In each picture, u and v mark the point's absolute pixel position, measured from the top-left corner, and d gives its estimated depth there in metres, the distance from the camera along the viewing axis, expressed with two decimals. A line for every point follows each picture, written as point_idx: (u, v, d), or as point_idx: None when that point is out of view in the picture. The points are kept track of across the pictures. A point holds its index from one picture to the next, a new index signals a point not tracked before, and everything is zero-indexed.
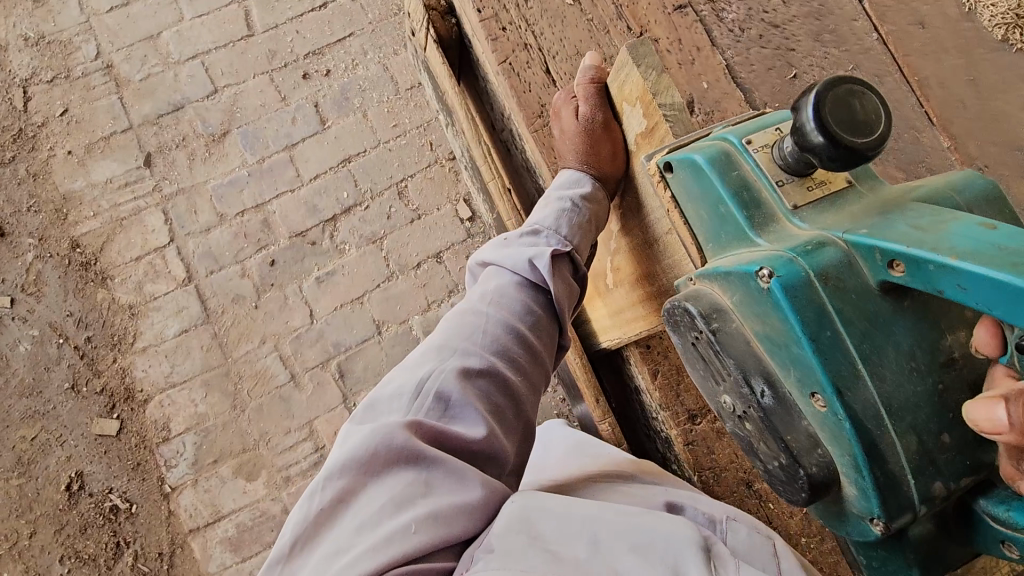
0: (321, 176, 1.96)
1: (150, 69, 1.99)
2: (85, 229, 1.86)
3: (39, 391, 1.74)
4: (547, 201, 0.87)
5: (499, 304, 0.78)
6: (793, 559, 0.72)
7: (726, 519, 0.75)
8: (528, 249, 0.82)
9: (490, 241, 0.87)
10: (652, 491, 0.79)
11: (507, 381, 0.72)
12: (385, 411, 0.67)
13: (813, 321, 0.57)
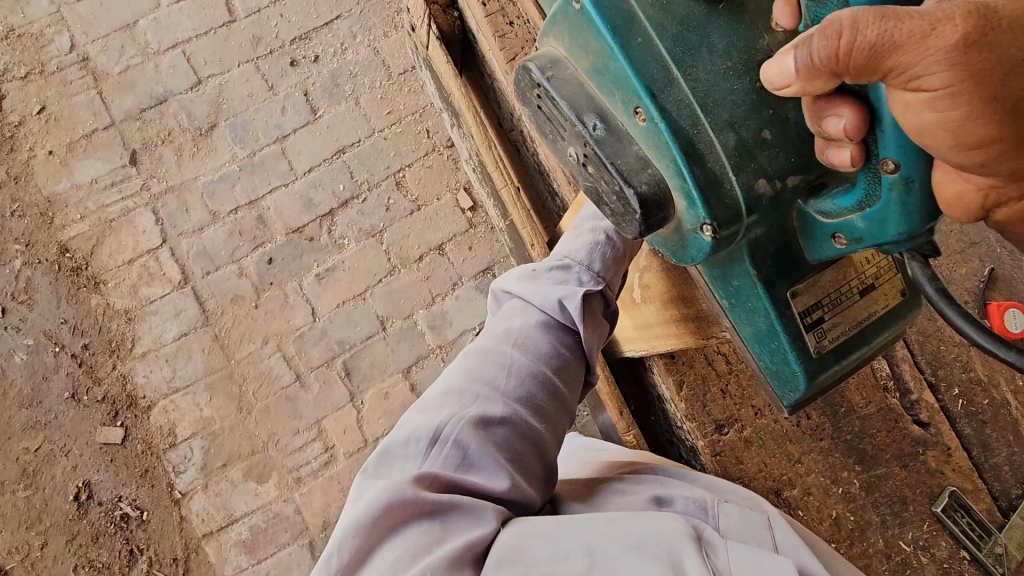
0: (316, 169, 1.90)
1: (128, 61, 1.90)
2: (74, 232, 1.79)
3: (39, 400, 1.70)
4: (578, 230, 0.84)
5: (521, 343, 0.75)
6: (790, 531, 0.67)
7: (718, 502, 0.68)
8: (558, 286, 0.79)
9: (516, 270, 0.83)
10: (643, 484, 0.73)
11: (529, 425, 0.69)
12: (401, 458, 0.65)
13: (621, 27, 0.63)
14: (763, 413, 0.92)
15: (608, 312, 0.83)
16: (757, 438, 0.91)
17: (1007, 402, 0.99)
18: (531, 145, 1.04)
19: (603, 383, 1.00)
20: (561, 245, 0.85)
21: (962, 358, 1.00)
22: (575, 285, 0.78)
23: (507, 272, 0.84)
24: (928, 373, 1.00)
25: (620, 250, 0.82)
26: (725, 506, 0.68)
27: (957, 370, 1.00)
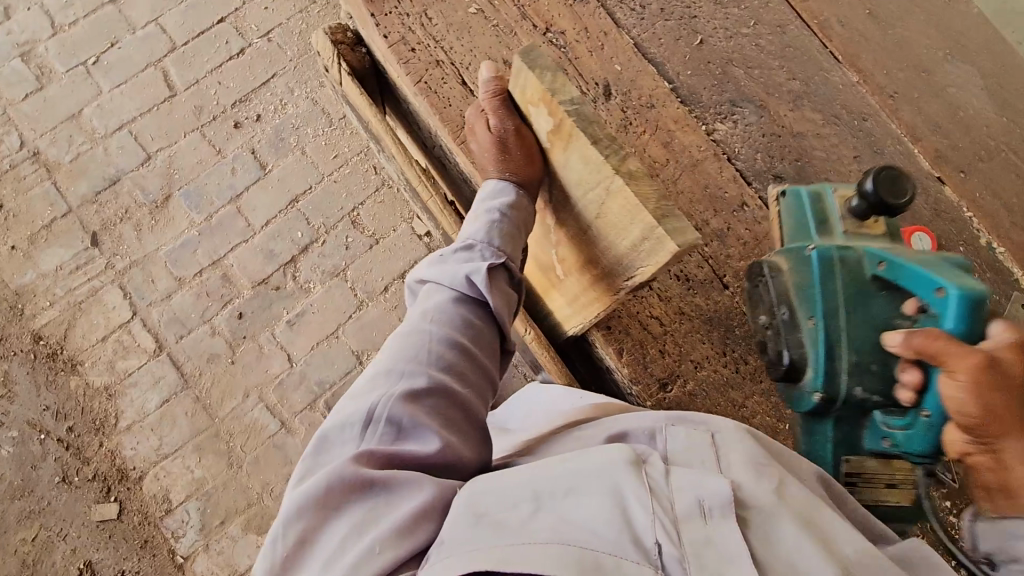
0: (272, 221, 1.96)
1: (78, 148, 1.97)
2: (45, 320, 1.83)
3: (30, 489, 1.71)
4: (474, 214, 0.90)
5: (439, 320, 0.80)
6: (738, 434, 0.69)
7: (665, 426, 0.71)
8: (468, 263, 0.84)
9: (427, 258, 0.89)
10: (598, 427, 0.75)
11: (456, 395, 0.74)
12: (339, 442, 0.69)
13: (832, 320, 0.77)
14: (702, 366, 0.98)
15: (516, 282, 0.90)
16: (702, 391, 0.97)
17: None
18: (450, 157, 1.11)
19: (548, 361, 1.05)
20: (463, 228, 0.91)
21: None
22: (482, 261, 0.84)
23: (419, 263, 0.90)
24: None
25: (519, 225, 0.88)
26: (671, 430, 0.70)
27: None
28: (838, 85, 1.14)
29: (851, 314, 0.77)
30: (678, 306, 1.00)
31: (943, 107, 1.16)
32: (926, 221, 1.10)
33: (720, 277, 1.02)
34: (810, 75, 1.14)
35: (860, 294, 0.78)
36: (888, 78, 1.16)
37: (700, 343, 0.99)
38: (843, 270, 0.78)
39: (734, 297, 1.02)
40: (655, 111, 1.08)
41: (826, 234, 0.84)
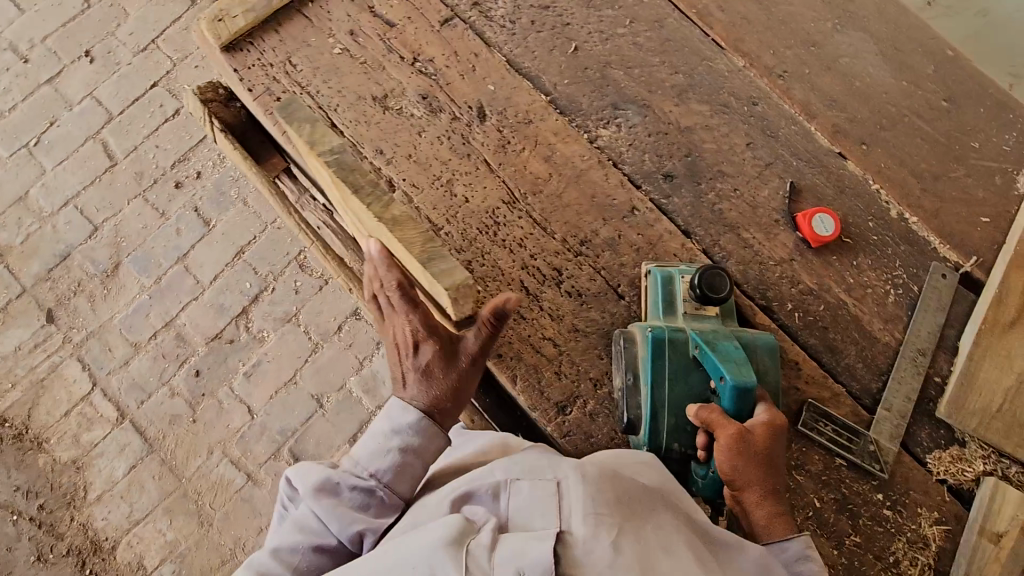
0: (221, 275, 1.98)
1: (27, 229, 2.01)
2: (10, 401, 1.86)
3: (8, 571, 1.73)
4: (382, 441, 0.84)
5: (306, 564, 0.78)
6: (575, 489, 0.69)
7: (508, 483, 0.72)
8: (357, 516, 0.80)
9: (311, 476, 0.82)
10: (455, 483, 0.76)
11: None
12: None
13: (662, 395, 0.89)
14: (602, 383, 0.95)
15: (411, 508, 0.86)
16: (603, 409, 0.94)
17: (843, 302, 1.01)
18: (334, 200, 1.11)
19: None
20: (363, 448, 0.84)
21: (788, 273, 1.01)
22: (372, 518, 0.80)
23: (310, 461, 0.83)
24: (758, 298, 1.00)
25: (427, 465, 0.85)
26: (515, 486, 0.72)
27: (785, 287, 1.01)
28: (722, 72, 1.11)
29: (672, 388, 0.89)
30: (572, 324, 0.97)
31: (837, 79, 1.10)
32: (829, 200, 1.05)
33: (614, 287, 0.99)
34: (692, 66, 1.11)
35: (682, 370, 0.89)
36: (774, 58, 1.12)
37: (599, 359, 0.96)
38: (674, 350, 0.90)
39: (631, 306, 0.99)
40: (532, 127, 1.07)
41: (671, 312, 0.94)
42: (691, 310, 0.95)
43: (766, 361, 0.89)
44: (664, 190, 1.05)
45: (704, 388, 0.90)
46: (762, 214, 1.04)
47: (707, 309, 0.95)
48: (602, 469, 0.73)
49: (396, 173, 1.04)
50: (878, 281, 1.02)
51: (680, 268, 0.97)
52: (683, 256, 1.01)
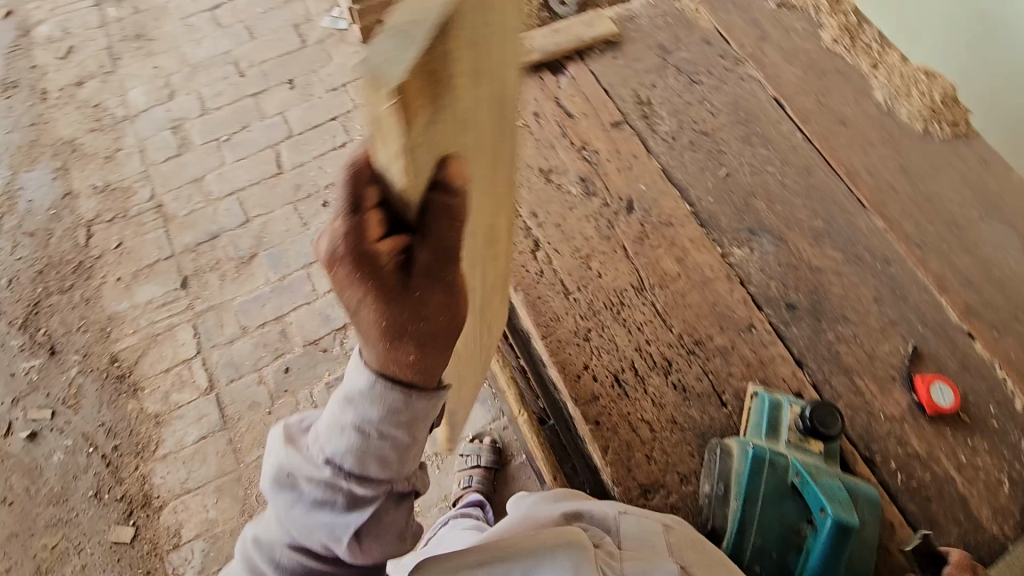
0: (335, 289, 2.16)
1: (193, 206, 2.30)
2: (124, 345, 2.06)
3: (66, 498, 1.84)
4: (336, 416, 0.70)
5: (290, 556, 0.75)
6: (680, 537, 0.73)
7: (619, 512, 0.75)
8: (315, 515, 0.71)
9: (277, 468, 0.74)
10: (556, 508, 0.78)
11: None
12: None
13: (753, 514, 0.90)
14: (689, 480, 0.97)
15: (399, 496, 0.75)
16: (682, 505, 0.96)
17: (951, 477, 0.98)
18: None
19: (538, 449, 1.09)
20: (323, 427, 0.72)
21: (896, 431, 1.01)
22: (337, 521, 0.71)
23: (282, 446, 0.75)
24: (862, 447, 1.01)
25: (401, 442, 0.69)
26: (625, 517, 0.74)
27: (892, 443, 1.00)
28: (862, 228, 1.17)
29: (765, 506, 0.90)
30: (671, 414, 1.01)
31: (975, 263, 1.13)
32: (951, 373, 1.04)
33: (719, 393, 1.03)
34: (833, 215, 1.18)
35: (778, 495, 0.90)
36: (915, 228, 1.16)
37: (689, 456, 0.98)
38: (772, 472, 0.91)
39: (731, 416, 1.02)
40: (673, 230, 1.17)
41: (774, 435, 0.95)
42: (793, 441, 0.95)
43: (868, 512, 0.88)
44: (785, 318, 1.10)
45: (800, 518, 0.90)
46: (878, 366, 1.05)
47: (811, 443, 0.95)
48: (685, 527, 0.77)
49: (543, 237, 1.17)
50: (993, 467, 0.98)
51: (789, 397, 0.97)
52: (792, 384, 1.04)
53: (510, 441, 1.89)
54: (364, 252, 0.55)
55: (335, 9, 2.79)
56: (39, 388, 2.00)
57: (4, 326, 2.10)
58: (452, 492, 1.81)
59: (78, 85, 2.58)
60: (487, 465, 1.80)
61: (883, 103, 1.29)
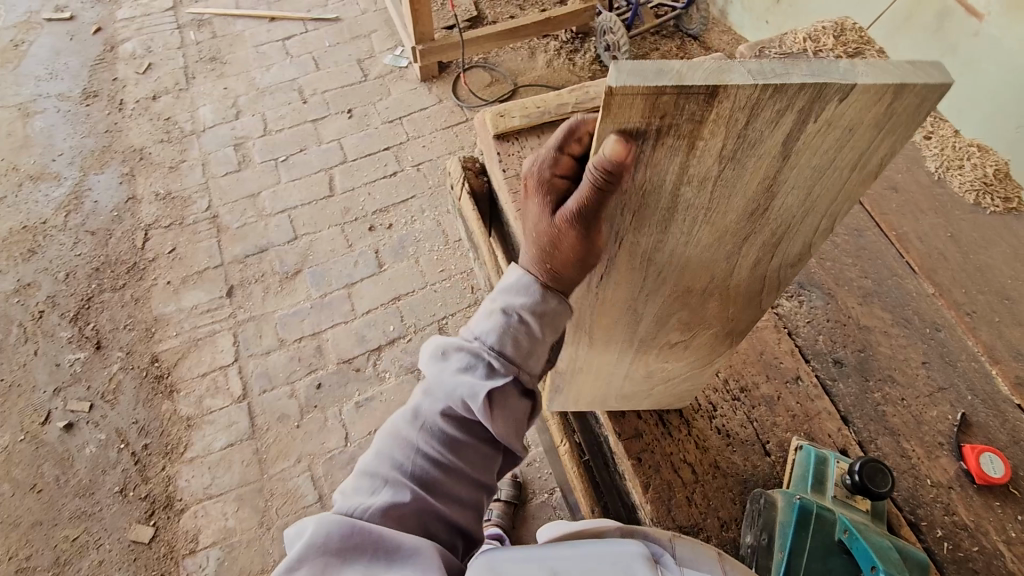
0: (372, 311, 2.21)
1: (246, 220, 2.40)
2: (166, 346, 2.12)
3: (92, 491, 1.87)
4: (490, 304, 0.85)
5: (426, 427, 0.82)
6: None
7: (672, 537, 0.68)
8: (460, 377, 0.81)
9: (429, 348, 0.87)
10: (606, 526, 0.72)
11: (423, 498, 0.78)
12: (354, 493, 0.79)
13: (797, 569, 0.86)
14: (729, 526, 0.96)
15: (525, 390, 0.85)
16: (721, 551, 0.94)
17: (1000, 552, 0.94)
18: None
19: (576, 480, 1.10)
20: (475, 320, 0.87)
21: (943, 499, 0.99)
22: (478, 378, 0.80)
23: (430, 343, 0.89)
24: (907, 512, 0.99)
25: (534, 333, 0.82)
26: (680, 544, 0.67)
27: (938, 511, 0.98)
28: (912, 292, 1.18)
29: (810, 563, 0.86)
30: (714, 458, 1.01)
31: None
32: (1001, 445, 1.03)
33: (763, 441, 1.03)
34: (882, 277, 1.20)
35: (824, 550, 0.87)
36: (965, 296, 1.16)
37: (730, 502, 0.98)
38: (819, 526, 0.88)
39: (775, 465, 1.01)
40: None
41: (819, 488, 0.92)
42: (838, 496, 0.93)
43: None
44: (831, 373, 1.10)
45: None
46: (926, 431, 1.04)
47: (856, 501, 0.93)
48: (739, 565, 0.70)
49: None
50: None
51: (835, 452, 0.96)
52: (837, 440, 1.03)
53: (532, 478, 1.88)
54: (550, 169, 0.74)
55: (398, 49, 2.95)
56: (80, 380, 2.06)
57: (56, 318, 2.18)
58: None
59: (153, 99, 2.75)
60: (507, 500, 1.78)
61: (934, 173, 1.32)
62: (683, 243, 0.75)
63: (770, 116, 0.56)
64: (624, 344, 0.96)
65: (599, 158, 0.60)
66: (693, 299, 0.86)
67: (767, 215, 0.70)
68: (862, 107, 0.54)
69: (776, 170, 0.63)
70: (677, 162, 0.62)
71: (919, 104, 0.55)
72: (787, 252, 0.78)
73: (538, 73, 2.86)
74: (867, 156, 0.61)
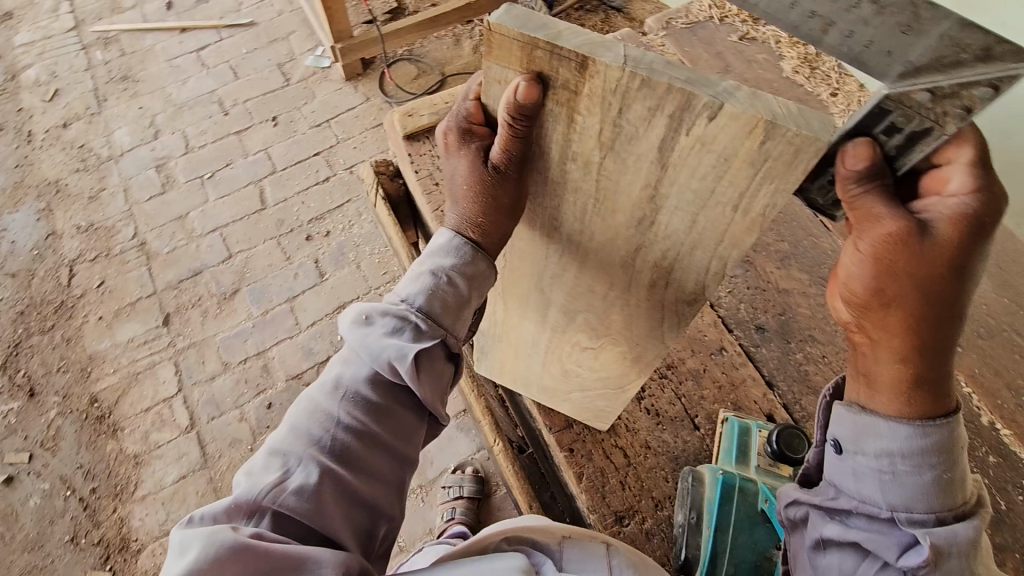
0: (317, 323, 2.16)
1: (176, 243, 2.31)
2: (104, 384, 2.04)
3: (41, 544, 1.80)
4: (419, 266, 0.80)
5: (349, 397, 0.74)
6: (627, 559, 0.72)
7: (562, 538, 0.73)
8: (388, 340, 0.74)
9: (349, 312, 0.78)
10: (495, 531, 0.75)
11: (344, 475, 0.69)
12: (260, 476, 0.68)
13: (722, 543, 0.89)
14: (663, 505, 0.97)
15: (451, 353, 0.81)
16: (659, 531, 0.95)
17: None
18: None
19: (513, 478, 1.09)
20: (400, 284, 0.81)
21: None
22: (406, 341, 0.75)
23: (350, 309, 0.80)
24: None
25: (461, 292, 0.78)
26: (568, 545, 0.72)
27: None
28: (827, 250, 1.20)
29: (736, 535, 0.90)
30: (645, 439, 1.02)
31: None
32: None
33: (691, 416, 1.04)
34: (798, 238, 1.22)
35: (749, 521, 0.91)
36: None
37: (664, 481, 0.99)
38: (743, 498, 0.92)
39: (705, 438, 1.02)
40: None
41: (743, 460, 0.95)
42: (763, 465, 0.96)
43: None
44: (754, 340, 1.12)
45: (771, 544, 0.90)
46: None
47: (780, 467, 0.96)
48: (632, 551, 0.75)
49: None
50: None
51: (758, 421, 0.98)
52: (763, 405, 1.04)
53: (493, 471, 1.88)
54: (465, 121, 0.69)
55: (319, 49, 2.86)
56: (16, 431, 1.97)
57: None
58: (436, 525, 1.77)
59: (64, 127, 2.61)
60: (470, 496, 1.77)
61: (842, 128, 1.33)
62: (580, 233, 0.75)
63: (643, 111, 0.55)
64: (537, 323, 0.96)
65: (511, 102, 0.58)
66: (598, 302, 0.85)
67: (655, 229, 0.68)
68: (735, 133, 0.52)
69: (659, 178, 0.61)
70: (560, 133, 0.62)
71: (795, 154, 0.51)
72: (682, 285, 0.74)
73: (466, 59, 2.80)
74: (752, 194, 0.57)
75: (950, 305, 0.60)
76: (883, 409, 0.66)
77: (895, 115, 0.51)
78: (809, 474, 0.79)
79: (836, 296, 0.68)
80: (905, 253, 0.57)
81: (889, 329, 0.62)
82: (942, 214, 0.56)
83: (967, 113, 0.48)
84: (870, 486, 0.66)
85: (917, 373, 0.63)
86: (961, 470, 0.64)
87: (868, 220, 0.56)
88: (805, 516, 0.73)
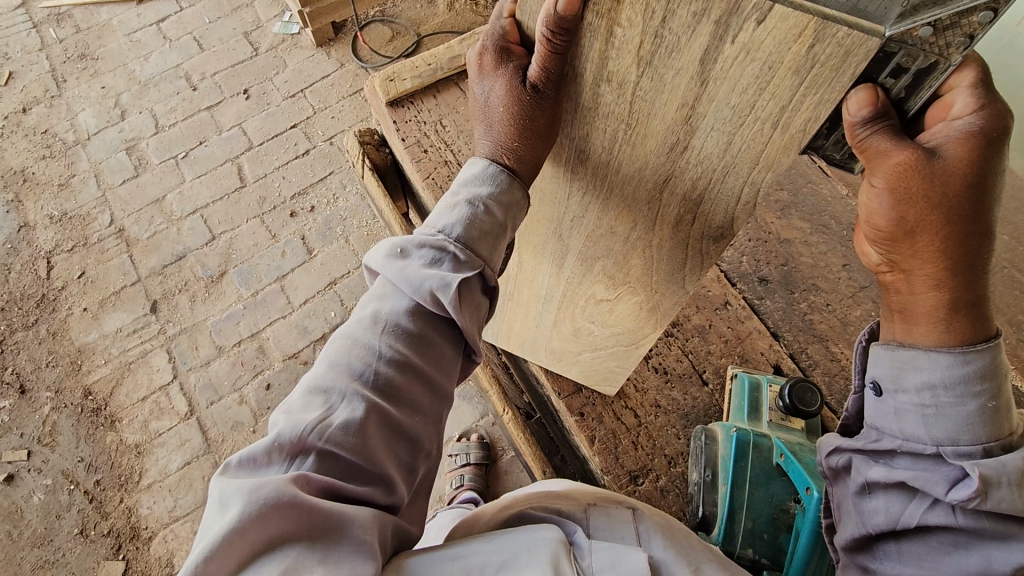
0: (311, 300, 2.13)
1: (156, 228, 2.25)
2: (97, 376, 2.01)
3: (50, 538, 1.79)
4: (453, 197, 0.77)
5: (389, 330, 0.69)
6: (653, 521, 0.73)
7: (588, 507, 0.73)
8: (427, 270, 0.71)
9: (383, 246, 0.74)
10: (518, 503, 0.75)
11: (390, 411, 0.64)
12: (301, 412, 0.62)
13: (739, 501, 0.90)
14: (676, 462, 0.97)
15: (486, 288, 0.78)
16: (673, 488, 0.95)
17: None
18: None
19: (524, 444, 1.09)
20: (433, 217, 0.77)
21: None
22: (446, 272, 0.71)
23: (379, 244, 0.76)
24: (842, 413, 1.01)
25: (499, 221, 0.76)
26: (595, 512, 0.72)
27: None
28: (826, 197, 1.19)
29: (753, 490, 0.91)
30: (654, 398, 1.02)
31: None
32: None
33: (700, 372, 1.04)
34: (798, 187, 1.21)
35: (765, 476, 0.91)
36: None
37: (676, 438, 0.99)
38: (757, 453, 0.92)
39: (714, 394, 1.02)
40: None
41: (756, 417, 0.95)
42: (775, 420, 0.96)
43: None
44: (758, 292, 1.11)
45: (787, 497, 0.91)
46: (853, 331, 1.06)
47: (793, 421, 0.96)
48: (655, 510, 0.76)
49: None
50: None
51: (768, 376, 0.98)
52: (770, 356, 1.04)
53: (498, 437, 1.89)
54: (501, 40, 0.69)
55: (286, 14, 2.73)
56: (11, 429, 1.93)
57: None
58: (446, 492, 1.79)
59: (23, 112, 2.49)
60: (478, 462, 1.79)
61: None
62: (606, 165, 0.74)
63: (688, 17, 0.54)
64: (552, 276, 0.94)
65: (551, 12, 0.58)
66: (617, 246, 0.84)
67: (687, 153, 0.66)
68: (783, 37, 0.51)
69: (697, 96, 0.60)
70: (596, 49, 0.62)
71: (844, 58, 0.50)
72: (708, 218, 0.72)
73: (441, 18, 2.68)
74: (794, 107, 0.55)
75: (977, 221, 0.58)
76: (924, 341, 0.64)
77: (900, 56, 0.49)
78: (850, 423, 0.79)
79: (865, 238, 0.66)
80: (922, 178, 0.55)
81: (920, 257, 0.60)
82: (955, 135, 0.54)
83: (969, 40, 0.45)
84: (913, 422, 0.66)
85: (955, 297, 0.60)
86: (1006, 397, 0.64)
87: (880, 155, 0.55)
88: (849, 463, 0.73)
